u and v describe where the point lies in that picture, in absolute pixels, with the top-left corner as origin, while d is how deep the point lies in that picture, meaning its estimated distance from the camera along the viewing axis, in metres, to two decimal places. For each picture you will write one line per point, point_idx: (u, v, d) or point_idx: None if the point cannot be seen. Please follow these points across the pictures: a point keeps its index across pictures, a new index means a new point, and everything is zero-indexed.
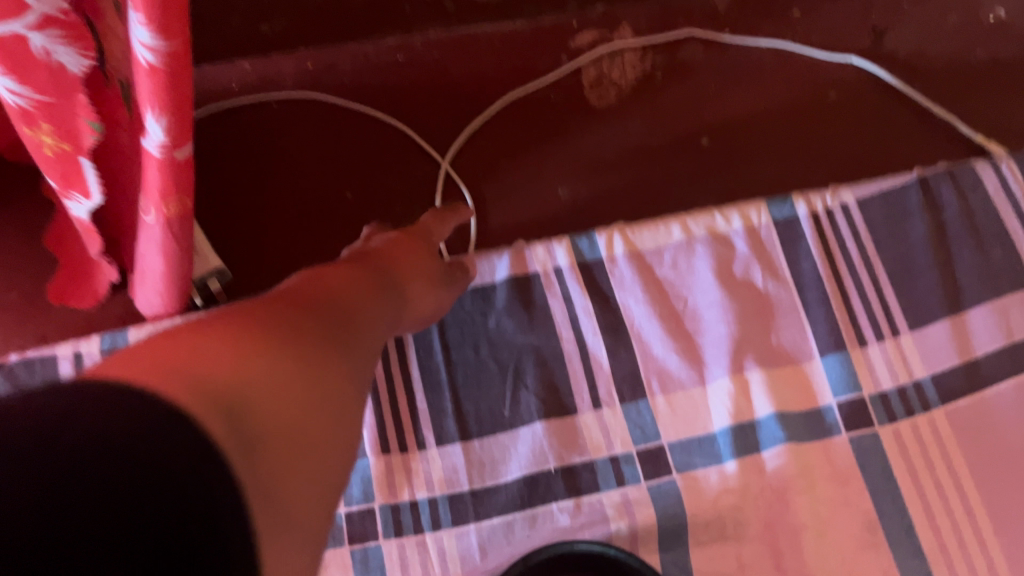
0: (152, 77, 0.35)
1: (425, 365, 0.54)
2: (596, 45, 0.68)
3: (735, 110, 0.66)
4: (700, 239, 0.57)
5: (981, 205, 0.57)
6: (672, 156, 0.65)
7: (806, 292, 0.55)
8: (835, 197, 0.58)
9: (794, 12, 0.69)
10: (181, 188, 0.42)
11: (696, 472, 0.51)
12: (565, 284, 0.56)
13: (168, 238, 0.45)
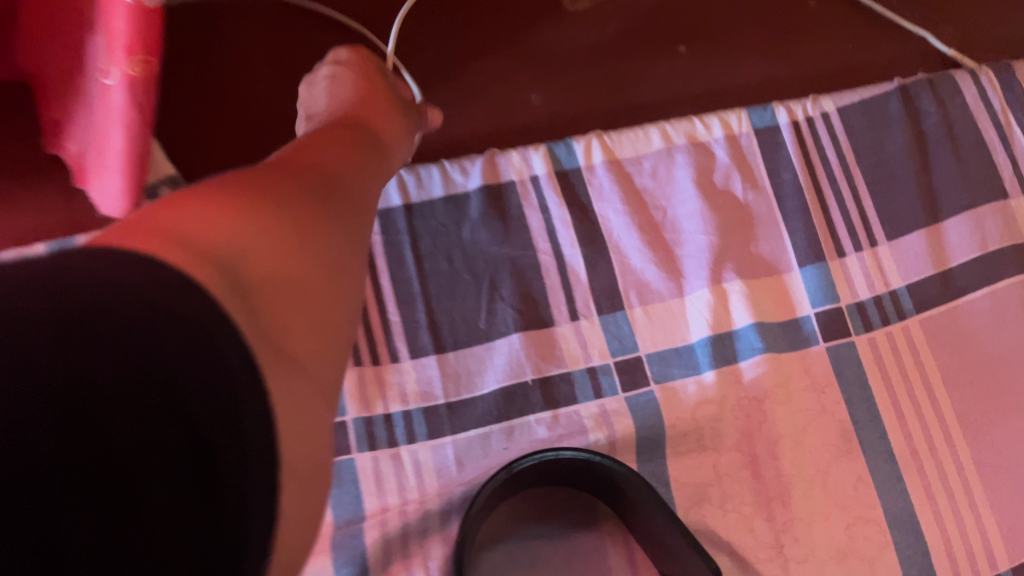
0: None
1: (396, 275, 0.52)
2: None
3: (713, 15, 0.64)
4: (679, 147, 0.55)
5: (962, 114, 0.56)
6: (649, 64, 0.62)
7: (785, 202, 0.54)
8: (816, 105, 0.56)
9: None
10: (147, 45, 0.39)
11: (674, 382, 0.51)
12: (542, 193, 0.54)
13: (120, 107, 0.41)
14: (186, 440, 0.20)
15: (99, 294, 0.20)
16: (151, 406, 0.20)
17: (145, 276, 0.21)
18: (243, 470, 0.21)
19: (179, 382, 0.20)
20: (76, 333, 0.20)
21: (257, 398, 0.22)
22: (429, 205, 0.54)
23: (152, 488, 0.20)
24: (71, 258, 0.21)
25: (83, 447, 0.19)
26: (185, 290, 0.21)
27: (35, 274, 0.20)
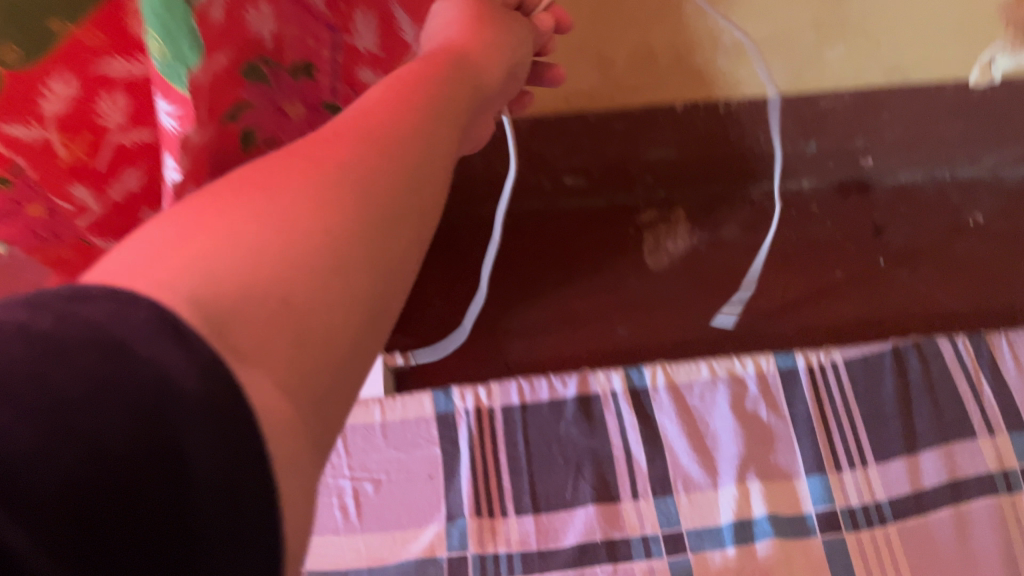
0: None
1: (511, 453, 0.74)
2: (657, 221, 0.91)
3: (758, 278, 0.87)
4: (721, 378, 0.76)
5: (940, 370, 0.75)
6: (709, 311, 0.85)
7: (799, 426, 0.74)
8: (827, 355, 0.77)
9: (812, 207, 0.91)
10: None
11: (706, 554, 0.69)
12: (619, 404, 0.76)
13: None
14: (175, 447, 0.20)
15: (91, 352, 0.19)
16: (140, 426, 0.19)
17: (135, 307, 0.20)
18: (234, 507, 0.20)
19: (174, 406, 0.20)
20: (76, 359, 0.19)
21: (249, 415, 0.21)
22: (538, 406, 0.77)
23: (148, 495, 0.19)
24: (75, 300, 0.20)
25: (64, 453, 0.18)
26: (161, 342, 0.20)
27: (38, 307, 0.20)
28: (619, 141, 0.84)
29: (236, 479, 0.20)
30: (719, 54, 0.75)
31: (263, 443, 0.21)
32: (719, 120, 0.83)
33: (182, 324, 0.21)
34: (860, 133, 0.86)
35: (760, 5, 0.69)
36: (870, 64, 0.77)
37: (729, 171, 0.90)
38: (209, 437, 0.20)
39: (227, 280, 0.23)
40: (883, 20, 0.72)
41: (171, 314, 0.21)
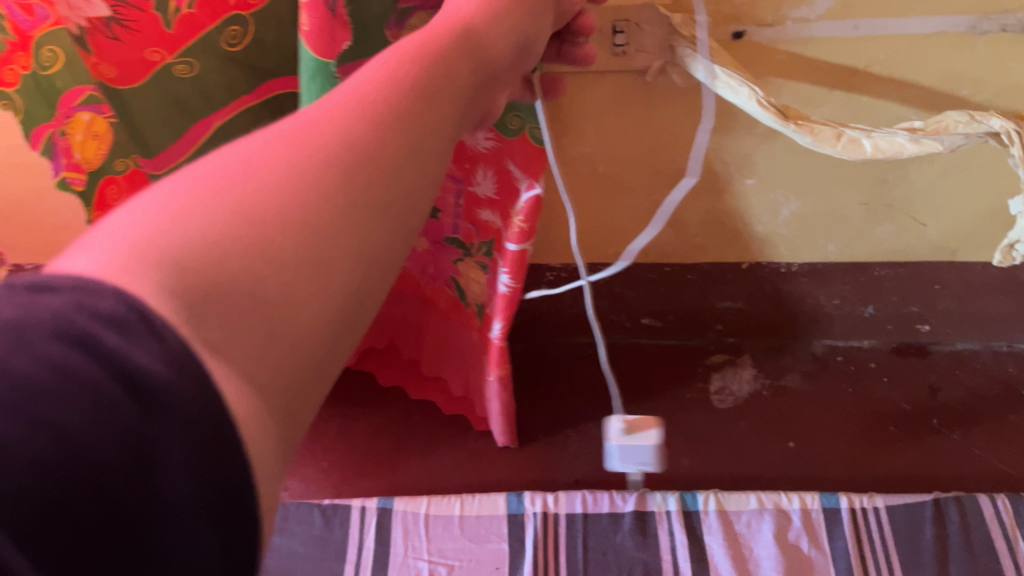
0: (505, 297, 0.78)
1: (570, 555, 0.83)
2: (724, 364, 1.01)
3: (814, 424, 0.95)
4: (768, 509, 0.84)
5: (979, 526, 0.80)
6: (765, 450, 0.93)
7: (838, 562, 0.80)
8: (870, 500, 0.84)
9: (871, 364, 1.00)
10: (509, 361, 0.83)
11: None
12: (672, 523, 0.85)
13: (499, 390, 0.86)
14: (139, 429, 0.20)
15: (54, 342, 0.20)
16: (102, 412, 0.20)
17: (103, 296, 0.21)
18: (201, 483, 0.21)
19: (140, 391, 0.20)
20: (42, 346, 0.20)
21: (213, 393, 0.22)
22: (598, 515, 0.86)
23: (114, 476, 0.20)
24: (41, 290, 0.21)
25: (34, 444, 0.19)
26: (128, 327, 0.21)
27: (7, 293, 0.21)
28: (692, 290, 0.96)
29: (199, 456, 0.21)
30: (780, 225, 0.87)
31: (226, 428, 0.22)
32: (782, 280, 0.94)
33: (148, 309, 0.21)
34: (915, 302, 0.95)
35: (813, 185, 0.82)
36: (918, 242, 0.88)
37: (792, 324, 1.00)
38: (173, 421, 0.21)
39: (197, 270, 0.23)
40: (926, 204, 0.83)
41: (143, 301, 0.21)
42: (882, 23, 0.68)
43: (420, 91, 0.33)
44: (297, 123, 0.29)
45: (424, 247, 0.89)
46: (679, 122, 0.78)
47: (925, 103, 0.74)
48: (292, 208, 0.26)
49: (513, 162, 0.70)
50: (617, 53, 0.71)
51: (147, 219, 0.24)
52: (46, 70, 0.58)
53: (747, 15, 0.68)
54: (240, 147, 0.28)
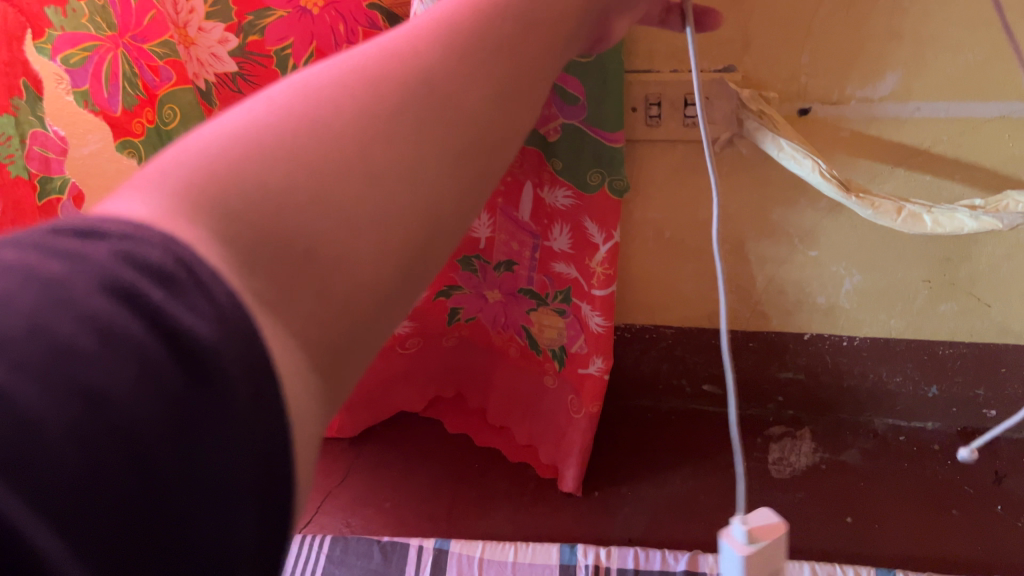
0: (600, 335, 0.83)
1: None
2: (783, 436, 1.02)
3: (874, 502, 0.94)
4: None
5: None
6: (822, 523, 0.92)
7: None
8: None
9: (934, 446, 0.99)
10: (596, 396, 0.87)
11: None
12: None
13: (584, 428, 0.90)
14: (178, 386, 0.20)
15: (99, 294, 0.20)
16: (143, 365, 0.20)
17: (154, 253, 0.22)
18: (236, 443, 0.21)
19: (181, 347, 0.21)
20: (86, 298, 0.20)
21: (256, 348, 0.22)
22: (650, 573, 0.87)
23: (150, 435, 0.20)
24: (91, 240, 0.22)
25: (71, 397, 0.19)
26: (174, 282, 0.21)
27: (52, 245, 0.22)
28: (753, 358, 0.98)
29: (236, 415, 0.21)
30: (842, 298, 0.89)
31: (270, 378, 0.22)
32: (843, 353, 0.95)
33: (196, 265, 0.22)
34: (981, 385, 0.95)
35: (874, 259, 0.85)
36: (982, 323, 0.88)
37: (852, 400, 1.00)
38: (213, 376, 0.21)
39: (259, 205, 0.25)
40: (989, 283, 0.84)
41: (194, 257, 0.22)
42: (944, 106, 0.71)
43: (490, 43, 0.33)
44: (365, 66, 0.30)
45: (496, 300, 0.94)
46: (744, 190, 0.82)
47: (989, 184, 0.75)
48: (355, 148, 0.27)
49: (591, 218, 0.76)
50: (689, 124, 0.76)
51: (217, 151, 0.26)
52: (168, 125, 0.75)
53: (813, 93, 0.73)
54: (309, 82, 0.30)
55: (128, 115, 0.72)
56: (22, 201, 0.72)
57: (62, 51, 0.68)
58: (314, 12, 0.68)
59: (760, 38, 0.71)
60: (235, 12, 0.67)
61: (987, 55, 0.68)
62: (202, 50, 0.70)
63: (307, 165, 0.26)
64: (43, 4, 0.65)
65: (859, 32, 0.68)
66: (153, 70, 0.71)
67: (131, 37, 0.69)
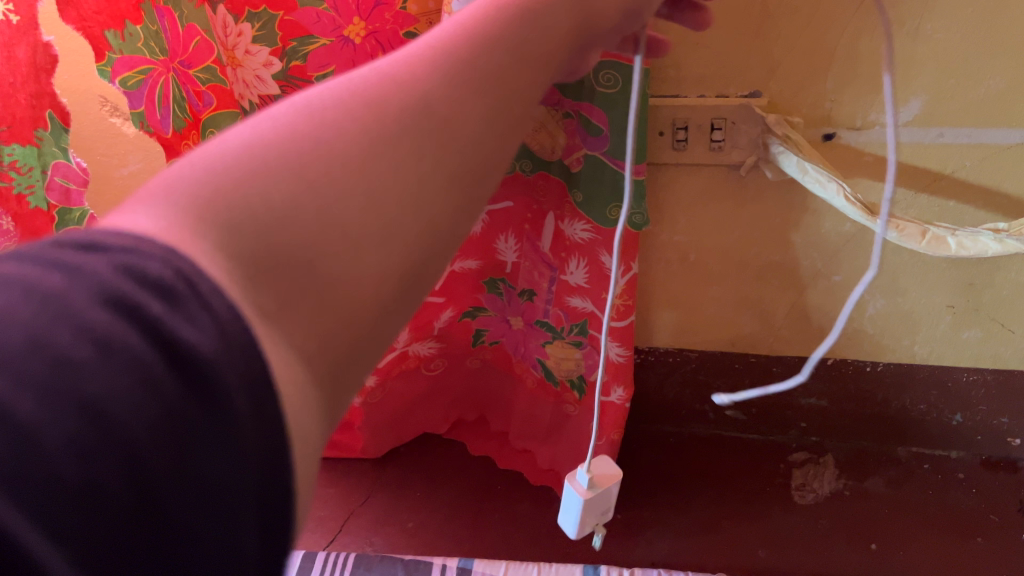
0: (618, 364, 0.83)
1: None
2: (806, 462, 1.02)
3: (899, 530, 0.93)
4: None
5: None
6: (846, 550, 0.91)
7: None
8: None
9: (958, 474, 0.99)
10: (615, 423, 0.88)
11: None
12: None
13: (603, 455, 0.91)
14: (180, 401, 0.19)
15: (99, 305, 0.19)
16: (144, 378, 0.19)
17: (160, 260, 0.20)
18: (239, 459, 0.20)
19: (181, 359, 0.19)
20: (84, 309, 0.19)
21: (261, 360, 0.21)
22: None
23: (150, 452, 0.18)
24: (90, 250, 0.20)
25: (67, 413, 0.17)
26: (179, 292, 0.20)
27: (49, 254, 0.20)
28: (776, 383, 0.99)
29: (241, 429, 0.20)
30: (866, 323, 0.90)
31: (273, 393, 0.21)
32: (866, 379, 0.95)
33: (202, 275, 0.21)
34: (1005, 413, 0.95)
35: (898, 284, 0.86)
36: (1007, 351, 0.89)
37: (875, 427, 1.01)
38: (219, 389, 0.20)
39: (261, 222, 0.23)
40: (1013, 309, 0.85)
41: (200, 267, 0.21)
42: (967, 132, 0.73)
43: (505, 58, 0.32)
44: (374, 80, 0.29)
45: (518, 328, 0.94)
46: (769, 214, 0.83)
47: (1011, 210, 0.77)
48: (364, 165, 0.26)
49: (608, 252, 0.77)
50: (715, 149, 0.78)
51: (218, 165, 0.24)
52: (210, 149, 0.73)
53: (837, 118, 0.74)
54: (308, 95, 0.28)
55: (178, 137, 0.67)
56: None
57: (120, 74, 0.60)
58: (356, 41, 0.71)
59: (786, 64, 0.73)
60: (281, 37, 0.71)
61: (1008, 82, 0.69)
62: (247, 72, 0.74)
63: (305, 181, 0.25)
64: (105, 27, 0.58)
65: (883, 58, 0.70)
66: (197, 95, 0.70)
67: (180, 62, 0.67)
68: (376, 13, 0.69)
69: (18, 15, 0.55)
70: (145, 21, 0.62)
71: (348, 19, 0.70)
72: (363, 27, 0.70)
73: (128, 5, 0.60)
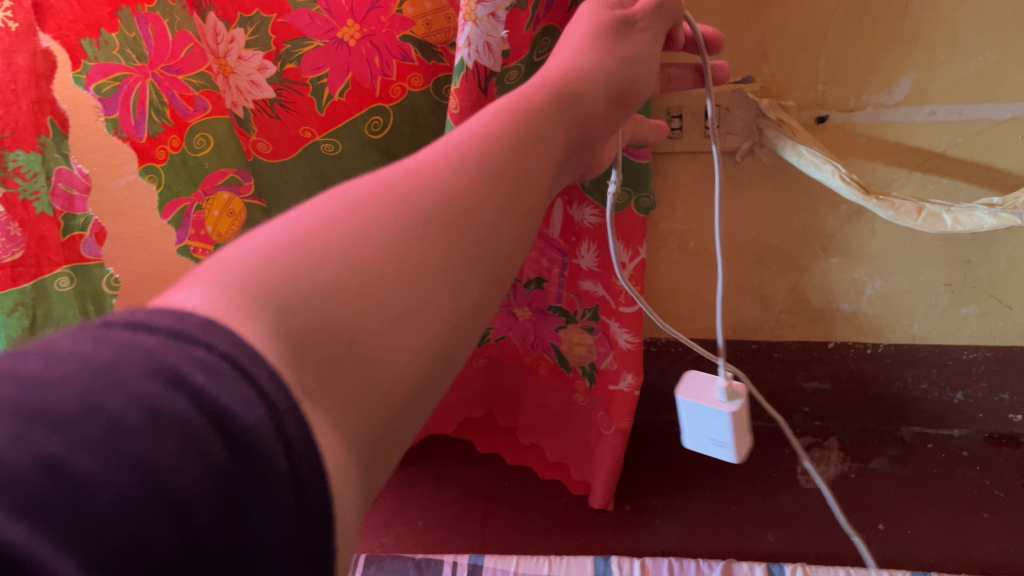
0: (629, 351, 0.84)
1: None
2: (811, 446, 1.03)
3: (906, 510, 0.94)
4: None
5: None
6: (853, 531, 0.92)
7: None
8: None
9: (962, 452, 0.99)
10: (626, 412, 0.88)
11: None
12: None
13: (616, 444, 0.91)
14: (225, 462, 0.21)
15: (147, 376, 0.21)
16: (190, 442, 0.20)
17: (203, 342, 0.22)
18: (284, 516, 0.21)
19: (228, 430, 0.21)
20: (134, 381, 0.21)
21: (303, 428, 0.23)
22: None
23: (200, 509, 0.20)
24: (142, 330, 0.22)
25: (125, 468, 0.19)
26: (222, 369, 0.22)
27: (107, 334, 0.22)
28: (778, 368, 0.99)
29: (282, 486, 0.22)
30: (864, 304, 0.91)
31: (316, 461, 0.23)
32: (868, 361, 0.96)
33: (241, 353, 0.22)
34: (1006, 389, 0.95)
35: (896, 264, 0.87)
36: (1006, 326, 0.89)
37: (878, 409, 1.01)
38: (259, 458, 0.21)
39: (302, 304, 0.26)
40: (1009, 284, 0.85)
41: (239, 344, 0.23)
42: (957, 109, 0.74)
43: (511, 132, 0.36)
44: (406, 174, 0.32)
45: (526, 319, 0.95)
46: (764, 198, 0.84)
47: (1005, 183, 0.77)
48: (389, 241, 0.29)
49: (616, 237, 0.77)
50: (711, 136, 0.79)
51: (252, 256, 0.27)
52: (197, 153, 0.69)
53: (830, 100, 0.75)
54: (349, 191, 0.31)
55: (151, 142, 0.66)
56: (48, 236, 0.67)
57: (95, 81, 0.63)
58: (351, 44, 0.70)
59: (776, 48, 0.73)
60: (274, 40, 0.69)
61: (996, 58, 0.70)
62: (241, 78, 0.71)
63: (364, 248, 0.28)
64: (80, 36, 0.61)
65: (872, 39, 0.71)
66: (186, 99, 0.67)
67: (163, 68, 0.65)
68: (371, 16, 0.69)
69: (19, 23, 0.59)
70: (122, 29, 0.62)
71: (341, 21, 0.69)
72: (358, 29, 0.69)
73: (103, 13, 0.61)
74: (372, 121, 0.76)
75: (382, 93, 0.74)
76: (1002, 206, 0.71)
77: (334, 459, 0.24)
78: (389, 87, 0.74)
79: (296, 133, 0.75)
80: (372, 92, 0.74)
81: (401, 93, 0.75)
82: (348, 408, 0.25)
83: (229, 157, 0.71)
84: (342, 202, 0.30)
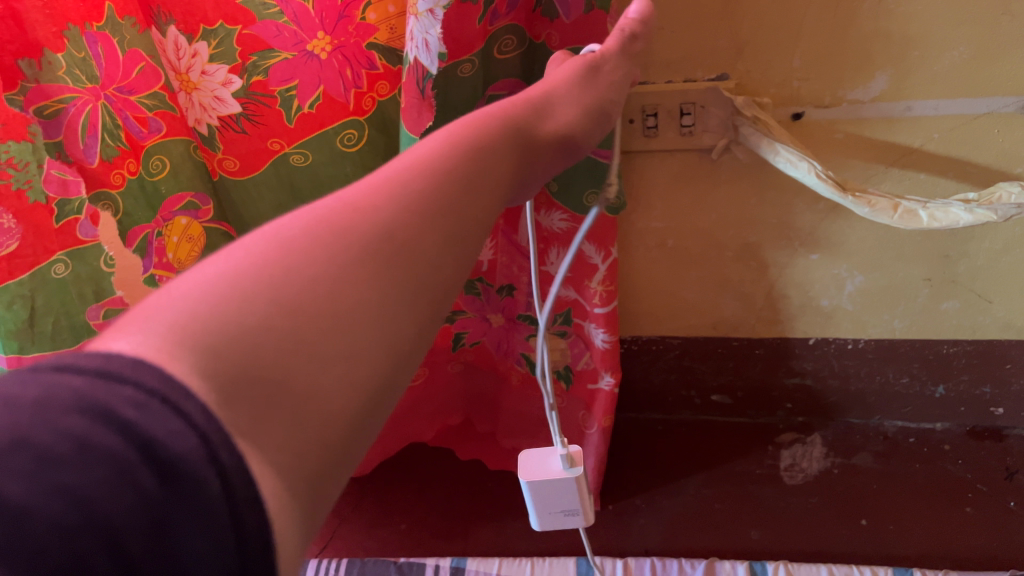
0: (605, 350, 0.84)
1: None
2: (794, 442, 1.03)
3: (889, 504, 0.94)
4: None
5: None
6: (837, 526, 0.92)
7: None
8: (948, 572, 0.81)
9: (944, 446, 0.99)
10: (608, 410, 0.88)
11: None
12: None
13: (598, 443, 0.91)
14: (155, 491, 0.21)
15: (73, 413, 0.21)
16: (117, 475, 0.20)
17: (131, 379, 0.21)
18: (220, 544, 0.21)
19: (157, 460, 0.21)
20: (59, 419, 0.20)
21: (239, 459, 0.22)
22: None
23: (132, 541, 0.20)
24: (65, 370, 0.22)
25: (54, 500, 0.19)
26: (152, 404, 0.21)
27: (31, 377, 0.22)
28: (760, 365, 0.99)
29: (217, 513, 0.21)
30: (846, 300, 0.91)
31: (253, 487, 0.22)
32: (849, 355, 0.96)
33: (172, 388, 0.22)
34: (988, 383, 0.95)
35: (875, 259, 0.86)
36: (986, 320, 0.89)
37: (860, 404, 1.01)
38: (193, 487, 0.21)
39: (246, 340, 0.25)
40: (989, 279, 0.85)
41: (170, 379, 0.22)
42: (933, 104, 0.73)
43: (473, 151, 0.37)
44: (352, 204, 0.31)
45: (499, 324, 0.94)
46: (741, 195, 0.83)
47: (982, 178, 0.77)
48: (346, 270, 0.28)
49: (588, 239, 0.76)
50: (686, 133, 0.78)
51: (198, 289, 0.26)
52: (153, 177, 0.69)
53: (807, 96, 0.75)
54: (284, 225, 0.30)
55: (106, 166, 0.65)
56: (43, 224, 0.63)
57: (34, 103, 0.60)
58: (322, 56, 0.69)
59: (752, 45, 0.73)
60: (240, 53, 0.68)
61: (973, 53, 0.70)
62: (204, 94, 0.70)
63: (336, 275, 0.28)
64: (17, 56, 0.57)
65: (849, 32, 0.70)
66: (141, 121, 0.67)
67: (115, 88, 0.64)
68: (340, 26, 0.68)
69: None
70: (70, 49, 0.60)
71: (311, 33, 0.68)
72: (329, 41, 0.68)
73: (46, 33, 0.58)
74: (346, 134, 0.74)
75: (357, 107, 0.73)
76: (979, 201, 0.70)
77: (278, 496, 0.24)
78: (363, 100, 0.73)
79: (264, 146, 0.74)
80: (346, 106, 0.72)
81: (372, 104, 0.73)
82: (295, 444, 0.25)
83: (186, 179, 0.71)
84: (283, 237, 0.29)
